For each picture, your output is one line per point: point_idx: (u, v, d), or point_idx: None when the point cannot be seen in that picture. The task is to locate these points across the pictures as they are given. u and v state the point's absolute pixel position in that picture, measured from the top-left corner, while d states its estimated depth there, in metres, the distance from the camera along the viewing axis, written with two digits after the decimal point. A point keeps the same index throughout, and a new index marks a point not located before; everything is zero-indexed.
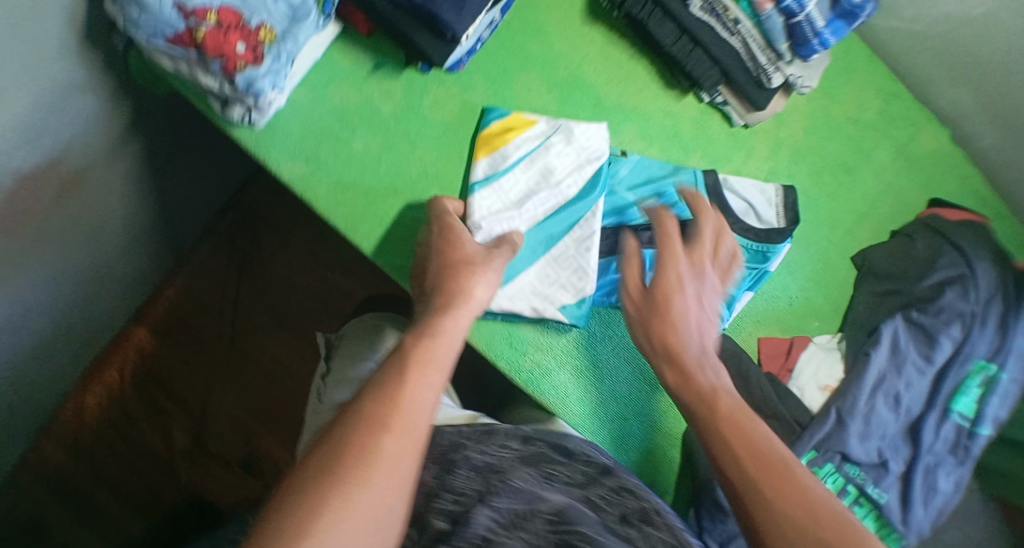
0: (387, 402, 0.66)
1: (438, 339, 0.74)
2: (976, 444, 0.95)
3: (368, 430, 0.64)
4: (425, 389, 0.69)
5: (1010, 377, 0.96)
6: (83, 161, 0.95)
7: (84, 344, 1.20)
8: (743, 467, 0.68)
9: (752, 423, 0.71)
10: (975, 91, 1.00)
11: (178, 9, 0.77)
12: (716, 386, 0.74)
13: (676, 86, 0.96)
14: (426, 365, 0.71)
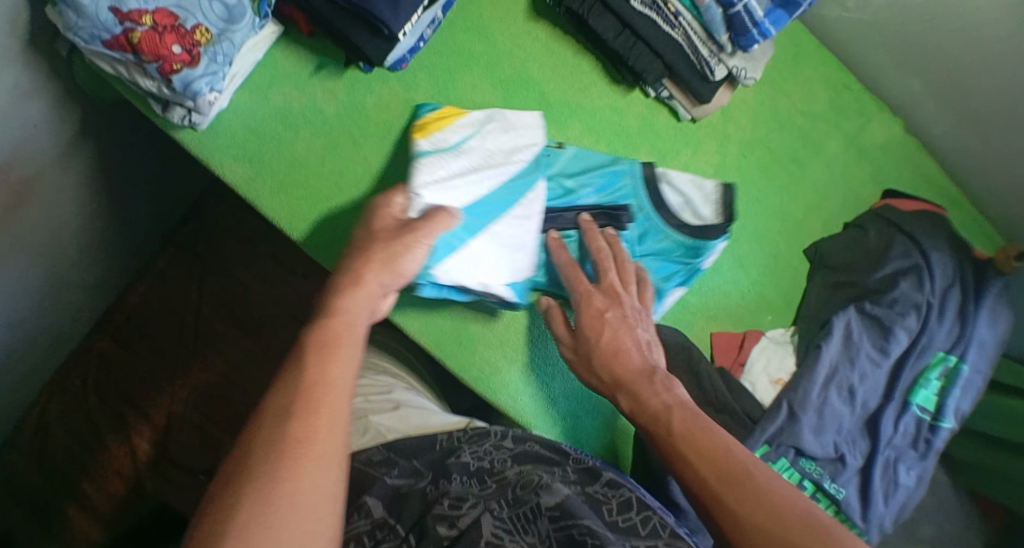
0: (290, 393, 0.62)
1: (340, 320, 0.68)
2: (938, 437, 0.95)
3: (278, 426, 0.60)
4: (334, 373, 0.64)
5: (942, 347, 0.96)
6: (33, 169, 0.94)
7: (45, 353, 1.20)
8: (711, 481, 0.68)
9: (709, 434, 0.72)
10: (926, 79, 1.00)
11: (114, 13, 0.75)
12: (670, 411, 0.75)
13: (622, 82, 0.97)
14: (331, 351, 0.65)
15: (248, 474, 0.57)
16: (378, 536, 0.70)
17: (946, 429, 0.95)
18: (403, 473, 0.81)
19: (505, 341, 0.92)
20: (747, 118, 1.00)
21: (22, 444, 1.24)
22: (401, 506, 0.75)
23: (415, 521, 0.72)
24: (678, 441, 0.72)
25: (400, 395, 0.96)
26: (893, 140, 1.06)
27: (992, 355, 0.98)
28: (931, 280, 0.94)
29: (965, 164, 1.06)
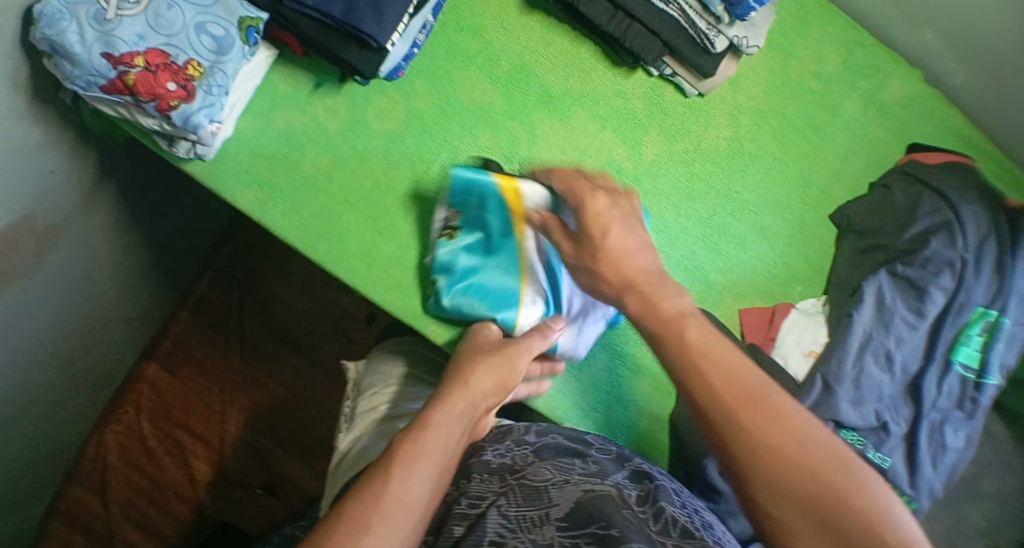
0: (368, 497, 0.66)
1: (435, 430, 0.73)
2: (984, 394, 0.91)
3: (350, 531, 0.63)
4: (413, 485, 0.67)
5: (981, 302, 0.92)
6: (57, 215, 0.96)
7: (94, 388, 1.22)
8: (746, 450, 0.59)
9: (758, 402, 0.61)
10: (938, 28, 0.97)
11: (107, 58, 0.77)
12: (714, 382, 0.62)
13: (623, 64, 0.94)
14: (413, 451, 0.70)
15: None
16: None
17: (991, 387, 0.91)
18: None
19: None
20: (758, 87, 0.97)
21: (84, 476, 1.27)
22: None
23: (437, 522, 0.78)
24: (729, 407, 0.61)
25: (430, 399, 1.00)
26: (914, 92, 1.01)
27: None
28: (964, 236, 0.91)
29: (989, 111, 1.02)
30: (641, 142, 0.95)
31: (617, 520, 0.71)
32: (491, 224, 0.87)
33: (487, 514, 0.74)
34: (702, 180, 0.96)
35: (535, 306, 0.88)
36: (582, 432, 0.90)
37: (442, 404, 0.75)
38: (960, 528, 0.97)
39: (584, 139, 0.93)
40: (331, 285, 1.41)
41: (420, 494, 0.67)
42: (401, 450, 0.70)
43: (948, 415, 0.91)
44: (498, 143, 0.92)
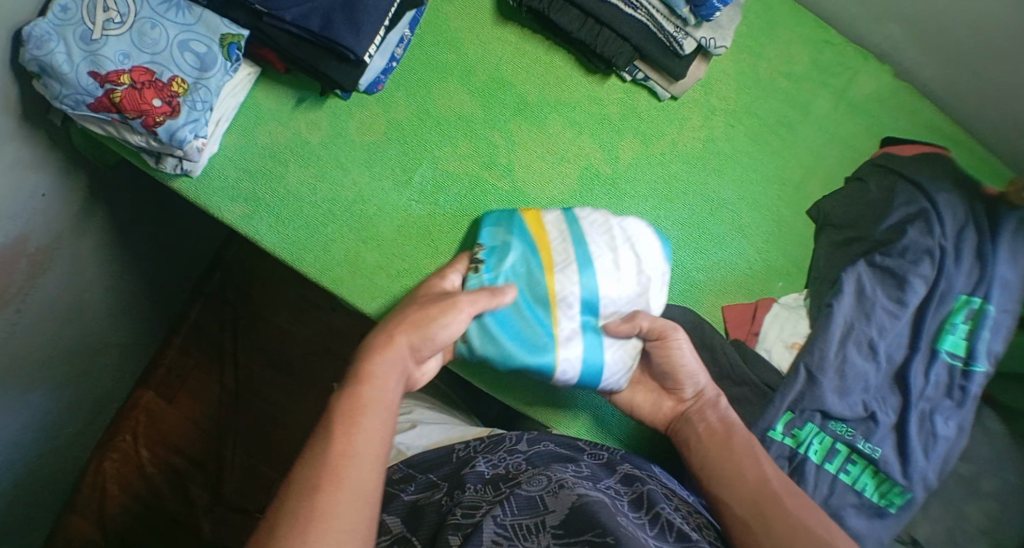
0: (317, 464, 0.70)
1: (381, 382, 0.76)
2: (973, 382, 0.91)
3: (302, 496, 0.68)
4: (360, 440, 0.72)
5: (963, 290, 0.92)
6: (49, 238, 0.98)
7: (90, 415, 1.23)
8: (728, 509, 0.79)
9: (740, 473, 0.80)
10: (903, 22, 1.01)
11: (94, 77, 0.79)
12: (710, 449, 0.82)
13: (596, 71, 0.97)
14: (353, 416, 0.73)
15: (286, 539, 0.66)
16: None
17: (980, 374, 0.91)
18: (419, 487, 0.88)
19: None
20: (730, 88, 1.00)
21: (81, 505, 1.26)
22: (418, 519, 0.82)
23: (435, 534, 0.78)
24: (720, 471, 0.81)
25: (418, 413, 1.01)
26: (884, 89, 1.03)
27: (1020, 292, 0.94)
28: (941, 225, 0.92)
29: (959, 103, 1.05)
30: (618, 147, 0.97)
31: (614, 527, 0.71)
32: (518, 266, 0.87)
33: (482, 524, 0.74)
34: (681, 180, 0.98)
35: (570, 345, 0.85)
36: (574, 440, 0.91)
37: (378, 358, 0.77)
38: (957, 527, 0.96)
39: (562, 145, 0.96)
40: (326, 307, 1.42)
41: (370, 443, 0.72)
42: (341, 411, 0.74)
43: (938, 402, 0.91)
44: (478, 152, 0.94)
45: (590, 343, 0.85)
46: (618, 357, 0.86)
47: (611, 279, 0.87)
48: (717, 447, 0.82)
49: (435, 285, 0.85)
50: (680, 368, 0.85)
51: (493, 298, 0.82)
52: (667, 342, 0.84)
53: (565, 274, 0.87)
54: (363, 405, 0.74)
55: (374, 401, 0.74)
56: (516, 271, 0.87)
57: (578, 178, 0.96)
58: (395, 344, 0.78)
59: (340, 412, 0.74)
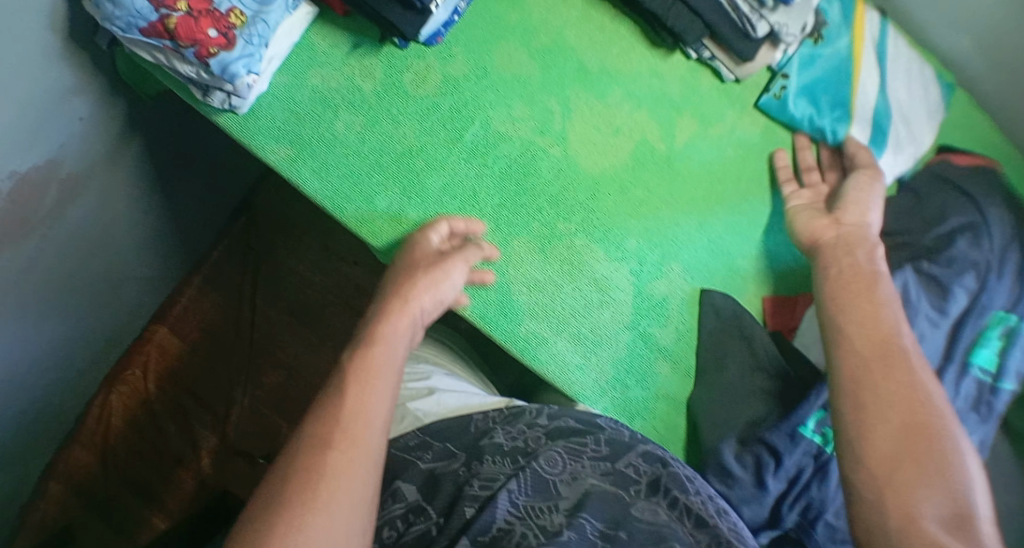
0: (331, 420, 0.69)
1: (387, 346, 0.77)
2: (999, 399, 0.90)
3: (316, 451, 0.66)
4: (372, 399, 0.72)
5: (1001, 306, 0.92)
6: (82, 164, 0.95)
7: (104, 346, 1.21)
8: (901, 416, 0.72)
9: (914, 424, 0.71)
10: (976, 30, 0.99)
11: (149, 0, 0.77)
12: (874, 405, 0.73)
13: (662, 45, 0.95)
14: (364, 376, 0.73)
15: (296, 491, 0.63)
16: (410, 519, 0.77)
17: (1006, 392, 0.91)
18: (437, 456, 0.85)
19: (551, 310, 0.91)
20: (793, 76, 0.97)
21: (85, 437, 1.23)
22: (434, 489, 0.80)
23: (449, 503, 0.77)
24: (880, 371, 0.75)
25: (436, 381, 0.97)
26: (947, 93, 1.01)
27: None
28: (989, 238, 0.92)
29: (1017, 117, 1.03)
30: (675, 127, 0.95)
31: (627, 522, 0.72)
32: (836, 113, 0.95)
33: (497, 497, 0.74)
34: (734, 166, 0.96)
35: (858, 128, 0.95)
36: (594, 415, 0.89)
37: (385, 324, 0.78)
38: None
39: (619, 118, 0.94)
40: (347, 261, 1.40)
41: (383, 404, 0.72)
42: (353, 372, 0.73)
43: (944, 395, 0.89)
44: (533, 117, 0.92)
45: (880, 142, 0.96)
46: (896, 156, 0.97)
47: (903, 142, 0.97)
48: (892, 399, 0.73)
49: (426, 250, 0.84)
50: (831, 259, 0.86)
51: (477, 252, 0.86)
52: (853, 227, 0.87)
53: (857, 126, 0.95)
54: (369, 367, 0.74)
55: (385, 364, 0.75)
56: (829, 84, 0.95)
57: (631, 153, 0.94)
58: (402, 311, 0.80)
59: (351, 373, 0.73)
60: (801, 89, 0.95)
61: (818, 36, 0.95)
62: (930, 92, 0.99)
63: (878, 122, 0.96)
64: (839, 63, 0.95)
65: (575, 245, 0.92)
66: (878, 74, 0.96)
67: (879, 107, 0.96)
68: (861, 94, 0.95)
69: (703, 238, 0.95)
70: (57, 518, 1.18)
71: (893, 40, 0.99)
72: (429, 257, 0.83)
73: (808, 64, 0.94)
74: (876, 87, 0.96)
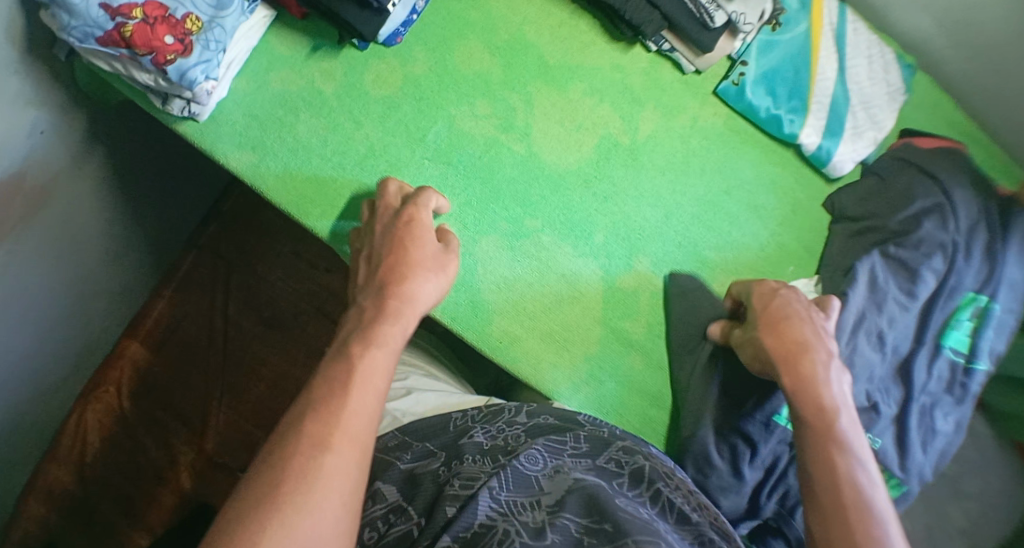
0: (328, 421, 0.67)
1: (385, 347, 0.74)
2: (973, 380, 0.92)
3: (312, 453, 0.65)
4: (371, 401, 0.70)
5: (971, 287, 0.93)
6: (45, 177, 0.94)
7: (77, 362, 1.20)
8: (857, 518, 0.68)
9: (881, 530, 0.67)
10: (935, 13, 1.00)
11: (104, 8, 0.76)
12: (845, 496, 0.69)
13: (622, 39, 0.95)
14: (351, 371, 0.71)
15: (280, 492, 0.62)
16: (390, 519, 0.76)
17: (980, 372, 0.92)
18: (416, 456, 0.85)
19: (521, 308, 0.90)
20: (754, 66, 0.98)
21: (62, 456, 1.23)
22: (414, 489, 0.79)
23: (430, 503, 0.76)
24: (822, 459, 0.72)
25: (414, 381, 0.97)
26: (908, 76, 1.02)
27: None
28: (955, 218, 0.93)
29: (981, 96, 1.04)
30: (638, 119, 0.95)
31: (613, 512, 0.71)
32: (796, 102, 0.96)
33: (478, 495, 0.73)
34: (700, 156, 0.97)
35: (818, 116, 0.96)
36: (572, 413, 0.88)
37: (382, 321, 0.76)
38: (942, 526, 0.93)
39: (582, 112, 0.94)
40: (319, 267, 1.40)
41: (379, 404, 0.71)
42: (352, 372, 0.71)
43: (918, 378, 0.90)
44: (496, 113, 0.92)
45: (839, 128, 0.97)
46: (856, 140, 0.98)
47: (864, 128, 0.98)
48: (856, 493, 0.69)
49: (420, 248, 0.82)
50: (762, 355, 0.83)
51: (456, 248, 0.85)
52: (800, 352, 0.79)
53: (817, 113, 0.96)
54: (360, 367, 0.71)
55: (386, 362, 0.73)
56: (788, 72, 0.96)
57: (596, 146, 0.94)
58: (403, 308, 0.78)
59: (342, 371, 0.71)
60: (761, 78, 0.95)
61: (775, 25, 0.95)
62: (891, 74, 1.00)
63: (837, 109, 0.97)
64: (798, 51, 0.96)
65: (543, 241, 0.92)
66: (836, 60, 0.97)
67: (838, 93, 0.97)
68: (820, 81, 0.96)
69: (670, 229, 0.95)
70: (41, 533, 1.21)
71: (852, 25, 0.99)
72: (421, 244, 0.82)
73: (767, 53, 0.95)
74: (834, 73, 0.97)
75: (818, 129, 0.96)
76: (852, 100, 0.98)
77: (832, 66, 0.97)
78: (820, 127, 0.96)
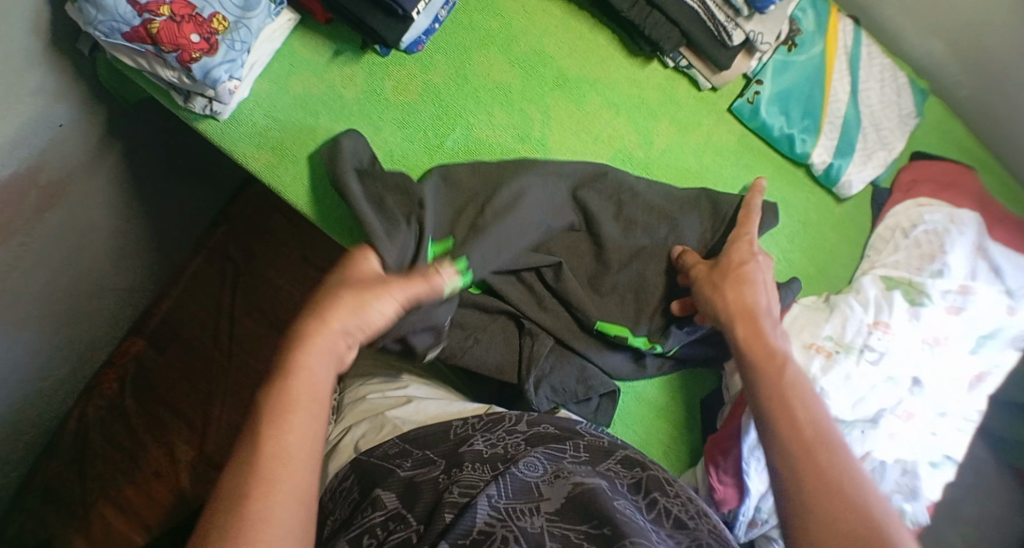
0: (248, 469, 0.61)
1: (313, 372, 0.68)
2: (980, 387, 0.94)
3: (232, 506, 0.59)
4: (290, 438, 0.64)
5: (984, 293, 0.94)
6: (62, 171, 0.95)
7: (81, 358, 1.20)
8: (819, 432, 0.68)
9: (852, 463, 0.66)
10: (948, 39, 1.01)
11: (132, 5, 0.77)
12: (808, 433, 0.68)
13: (640, 54, 0.96)
14: (280, 410, 0.65)
15: (228, 546, 0.57)
16: (390, 526, 0.74)
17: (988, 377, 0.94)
18: (415, 464, 0.84)
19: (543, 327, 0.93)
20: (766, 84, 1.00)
21: (62, 452, 1.23)
22: (413, 496, 0.78)
23: (427, 514, 0.75)
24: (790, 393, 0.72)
25: (415, 391, 0.98)
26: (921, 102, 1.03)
27: None
28: (963, 237, 0.95)
29: (991, 123, 1.05)
30: (653, 133, 0.96)
31: (614, 516, 0.70)
32: (807, 122, 0.97)
33: (476, 501, 0.73)
34: (713, 172, 0.97)
35: (830, 137, 0.98)
36: (574, 423, 0.89)
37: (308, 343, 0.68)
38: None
39: (598, 124, 0.95)
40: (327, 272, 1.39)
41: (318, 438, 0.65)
42: (269, 408, 0.65)
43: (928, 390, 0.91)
44: (512, 123, 0.93)
45: (849, 150, 0.98)
46: (864, 163, 0.99)
47: (871, 151, 0.99)
48: (827, 418, 0.70)
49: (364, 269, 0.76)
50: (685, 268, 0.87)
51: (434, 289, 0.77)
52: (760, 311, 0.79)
53: (828, 133, 0.97)
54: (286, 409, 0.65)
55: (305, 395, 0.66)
56: (801, 92, 0.97)
57: (610, 160, 0.95)
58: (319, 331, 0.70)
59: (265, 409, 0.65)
60: (773, 96, 0.97)
61: (788, 43, 0.97)
62: (903, 98, 1.01)
63: (847, 131, 0.98)
64: (813, 72, 0.97)
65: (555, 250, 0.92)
66: (849, 84, 0.99)
67: (850, 115, 0.98)
68: (832, 102, 0.98)
69: None
70: (37, 527, 1.20)
71: (866, 49, 1.00)
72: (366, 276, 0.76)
73: (782, 72, 0.97)
74: (847, 94, 0.98)
75: (829, 148, 0.97)
76: (863, 122, 0.99)
77: (845, 88, 0.98)
78: (830, 147, 0.97)
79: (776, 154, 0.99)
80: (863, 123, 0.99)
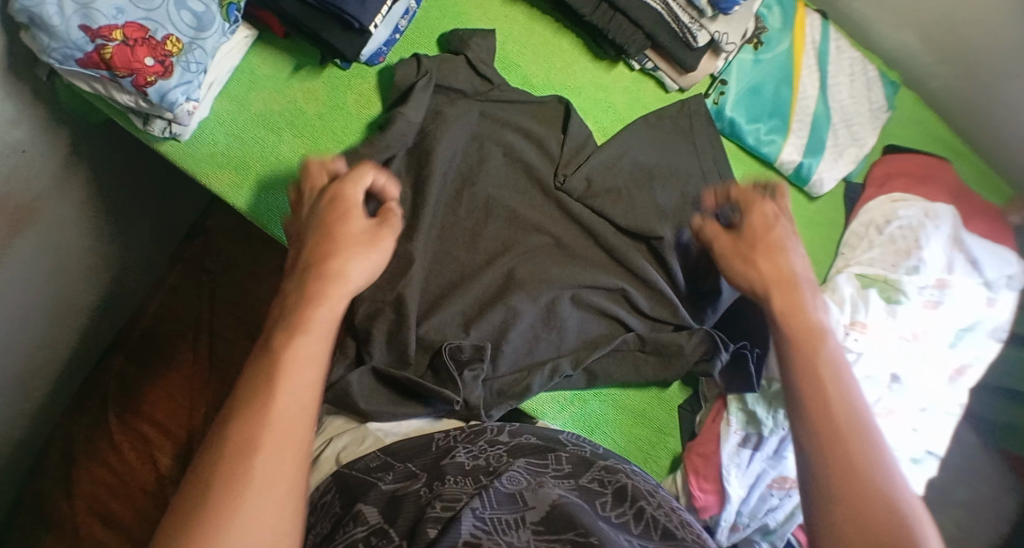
0: (248, 420, 0.61)
1: (313, 333, 0.68)
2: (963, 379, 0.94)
3: (233, 458, 0.59)
4: (286, 397, 0.63)
5: (964, 286, 0.94)
6: (28, 196, 0.94)
7: (62, 378, 1.19)
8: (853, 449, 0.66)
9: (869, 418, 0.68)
10: (919, 30, 1.00)
11: (84, 31, 0.75)
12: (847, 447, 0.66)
13: (605, 58, 0.97)
14: (277, 368, 0.64)
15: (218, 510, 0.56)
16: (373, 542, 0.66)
17: (970, 371, 0.94)
18: (398, 476, 0.76)
19: None
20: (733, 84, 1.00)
21: (50, 470, 1.24)
22: (396, 509, 0.70)
23: (409, 529, 0.67)
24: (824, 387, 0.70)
25: None
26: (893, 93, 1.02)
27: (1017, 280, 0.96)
28: (937, 231, 0.95)
29: (966, 110, 1.04)
30: None
31: (597, 528, 0.65)
32: (776, 121, 0.96)
33: (460, 515, 0.66)
34: None
35: (800, 135, 0.97)
36: (555, 432, 0.86)
37: (315, 305, 0.69)
38: None
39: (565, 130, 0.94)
40: None
41: (317, 395, 0.65)
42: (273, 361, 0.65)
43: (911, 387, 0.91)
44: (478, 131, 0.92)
45: (818, 148, 0.97)
46: (835, 160, 0.98)
47: (842, 148, 0.98)
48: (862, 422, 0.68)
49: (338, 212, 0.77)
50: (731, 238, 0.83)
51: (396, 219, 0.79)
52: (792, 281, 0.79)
53: (798, 131, 0.97)
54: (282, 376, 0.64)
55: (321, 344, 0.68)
56: (768, 92, 0.97)
57: None
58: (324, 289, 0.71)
59: (265, 365, 0.65)
60: (739, 95, 0.96)
61: (752, 42, 0.96)
62: (874, 93, 1.00)
63: (817, 127, 0.97)
64: (779, 70, 0.97)
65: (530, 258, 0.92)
66: (817, 81, 0.98)
67: (819, 111, 0.98)
68: (801, 100, 0.97)
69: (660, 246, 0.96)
70: None
71: (835, 43, 1.00)
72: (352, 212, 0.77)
73: (747, 72, 0.96)
74: (815, 91, 0.98)
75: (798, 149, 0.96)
76: (834, 119, 0.99)
77: (813, 85, 0.98)
78: (799, 146, 0.97)
79: (745, 157, 0.98)
80: (834, 118, 0.99)
